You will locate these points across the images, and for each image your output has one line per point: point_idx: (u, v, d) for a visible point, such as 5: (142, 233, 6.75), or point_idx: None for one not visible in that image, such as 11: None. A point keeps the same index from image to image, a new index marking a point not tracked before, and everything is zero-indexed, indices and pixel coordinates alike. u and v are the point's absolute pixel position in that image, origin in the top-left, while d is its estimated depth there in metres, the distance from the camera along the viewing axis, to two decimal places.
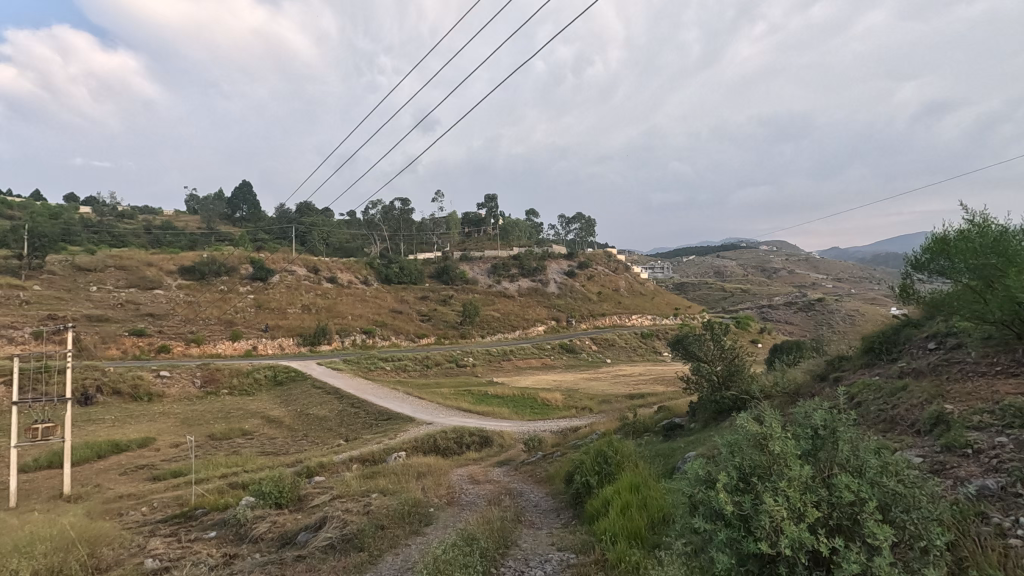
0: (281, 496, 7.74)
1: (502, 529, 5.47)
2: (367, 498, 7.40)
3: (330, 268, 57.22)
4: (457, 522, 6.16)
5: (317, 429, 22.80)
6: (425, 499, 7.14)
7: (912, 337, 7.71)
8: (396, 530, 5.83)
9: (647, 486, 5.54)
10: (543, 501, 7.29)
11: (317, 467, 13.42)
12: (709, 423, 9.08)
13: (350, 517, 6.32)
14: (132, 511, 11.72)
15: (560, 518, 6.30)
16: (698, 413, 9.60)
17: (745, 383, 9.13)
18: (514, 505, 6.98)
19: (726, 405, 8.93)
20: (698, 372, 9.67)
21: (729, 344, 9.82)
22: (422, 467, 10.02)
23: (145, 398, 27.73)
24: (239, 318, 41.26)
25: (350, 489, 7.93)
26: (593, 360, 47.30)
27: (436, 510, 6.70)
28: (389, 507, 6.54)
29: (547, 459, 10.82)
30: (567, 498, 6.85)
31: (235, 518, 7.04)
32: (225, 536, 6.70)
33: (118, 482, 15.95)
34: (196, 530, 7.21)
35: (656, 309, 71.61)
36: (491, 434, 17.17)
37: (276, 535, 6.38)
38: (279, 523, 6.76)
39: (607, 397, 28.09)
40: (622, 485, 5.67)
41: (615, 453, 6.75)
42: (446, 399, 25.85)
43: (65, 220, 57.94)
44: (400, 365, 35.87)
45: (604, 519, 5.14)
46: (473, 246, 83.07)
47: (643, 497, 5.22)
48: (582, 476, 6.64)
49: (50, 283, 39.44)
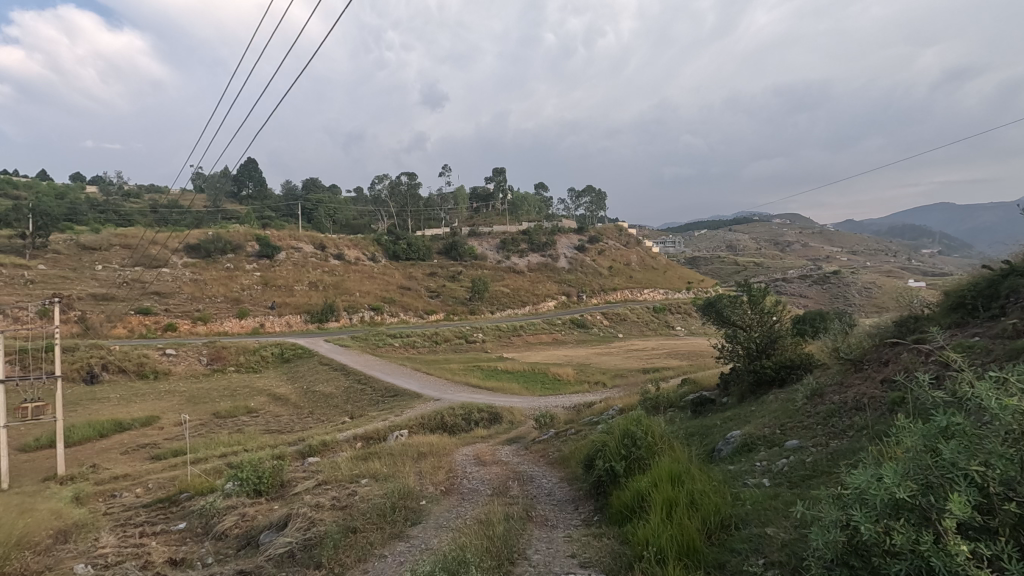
0: (260, 483, 6.97)
1: (505, 537, 4.62)
2: (354, 485, 6.67)
3: (337, 244, 56.69)
4: (451, 521, 5.31)
5: (323, 406, 22.27)
6: (418, 488, 6.33)
7: (1018, 287, 6.21)
8: (375, 535, 5.01)
9: (691, 475, 4.69)
10: (558, 490, 6.49)
11: (319, 446, 12.79)
12: (746, 397, 8.27)
13: (321, 514, 5.54)
14: (125, 493, 11.28)
15: (578, 513, 5.53)
16: (732, 386, 8.78)
17: (787, 351, 8.19)
18: (522, 496, 6.24)
19: (766, 376, 8.09)
20: (733, 339, 8.76)
21: (769, 308, 8.84)
22: (426, 446, 9.27)
23: (151, 375, 27.43)
24: (246, 296, 40.84)
25: (338, 474, 7.19)
26: (604, 334, 46.47)
27: (431, 504, 5.88)
28: (371, 501, 5.76)
29: (562, 437, 10.05)
30: (586, 487, 6.03)
31: (205, 509, 6.39)
32: (185, 534, 6.07)
33: (116, 461, 15.49)
34: (164, 522, 6.60)
35: (668, 283, 70.22)
36: (501, 410, 16.45)
37: (240, 534, 5.66)
38: (249, 516, 6.04)
39: (621, 371, 27.31)
40: (660, 473, 4.81)
41: (643, 432, 5.85)
42: (454, 375, 25.24)
43: (71, 200, 57.49)
44: (409, 341, 35.30)
45: (644, 525, 4.21)
46: (481, 221, 82.08)
47: (692, 494, 4.34)
48: (605, 462, 5.71)
49: (55, 263, 38.98)
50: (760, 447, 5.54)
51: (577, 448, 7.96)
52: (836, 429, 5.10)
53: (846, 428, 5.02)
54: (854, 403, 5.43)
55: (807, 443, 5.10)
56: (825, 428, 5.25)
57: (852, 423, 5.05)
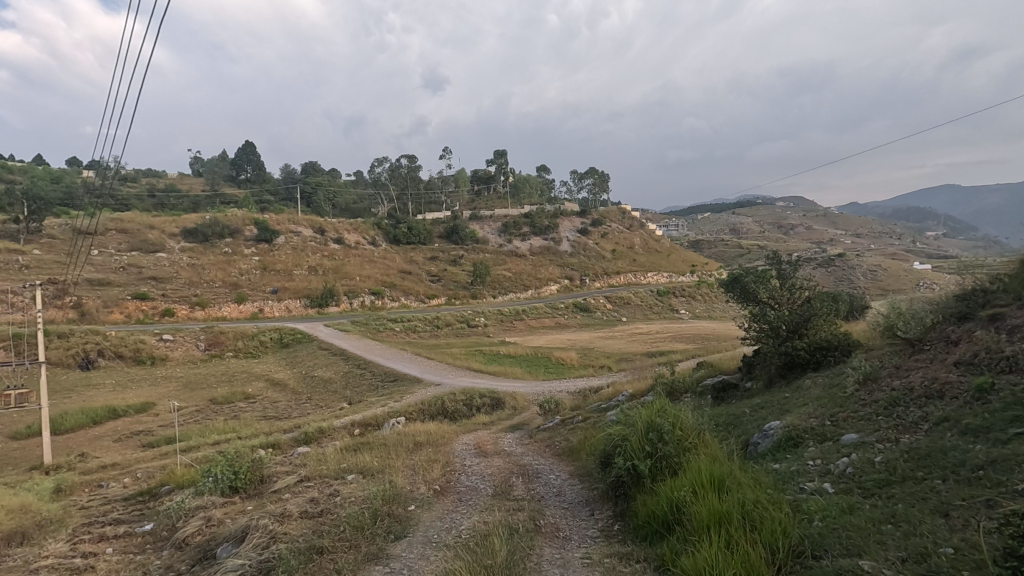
0: (237, 479, 6.41)
1: (511, 561, 4.01)
2: (339, 482, 6.17)
3: (337, 228, 56.02)
4: (444, 534, 4.71)
5: (321, 392, 21.78)
6: (407, 490, 5.77)
7: None
8: (347, 555, 4.40)
9: (737, 481, 4.16)
10: (569, 489, 5.95)
11: (315, 433, 12.27)
12: (775, 382, 7.60)
13: (288, 527, 4.96)
14: (111, 483, 10.83)
15: (595, 520, 4.99)
16: (758, 371, 8.20)
17: (822, 333, 7.57)
18: (527, 496, 5.72)
19: (800, 359, 7.45)
20: (762, 317, 8.17)
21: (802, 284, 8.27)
22: (423, 435, 8.67)
23: (148, 361, 26.94)
24: (245, 281, 40.31)
25: (323, 469, 6.67)
26: (608, 318, 45.86)
27: (420, 510, 5.30)
28: (348, 509, 5.23)
29: (568, 426, 9.45)
30: (602, 488, 5.48)
31: (172, 510, 5.89)
32: (146, 540, 5.56)
33: (106, 450, 15.00)
34: (130, 522, 6.13)
35: (672, 266, 69.30)
36: (503, 395, 15.94)
37: (203, 543, 5.07)
38: (215, 520, 5.46)
39: (626, 355, 26.75)
40: (702, 476, 4.27)
41: (671, 424, 5.29)
42: (456, 359, 24.72)
43: (67, 185, 56.70)
44: (410, 326, 34.77)
45: (693, 549, 3.57)
46: (482, 205, 81.16)
47: (746, 507, 3.78)
48: (624, 460, 5.12)
49: (50, 247, 38.32)
50: (809, 442, 5.01)
51: (587, 439, 7.43)
52: (904, 421, 4.61)
53: (918, 420, 4.53)
54: (923, 392, 4.94)
55: (868, 438, 4.61)
56: (889, 420, 4.76)
57: (924, 415, 4.57)
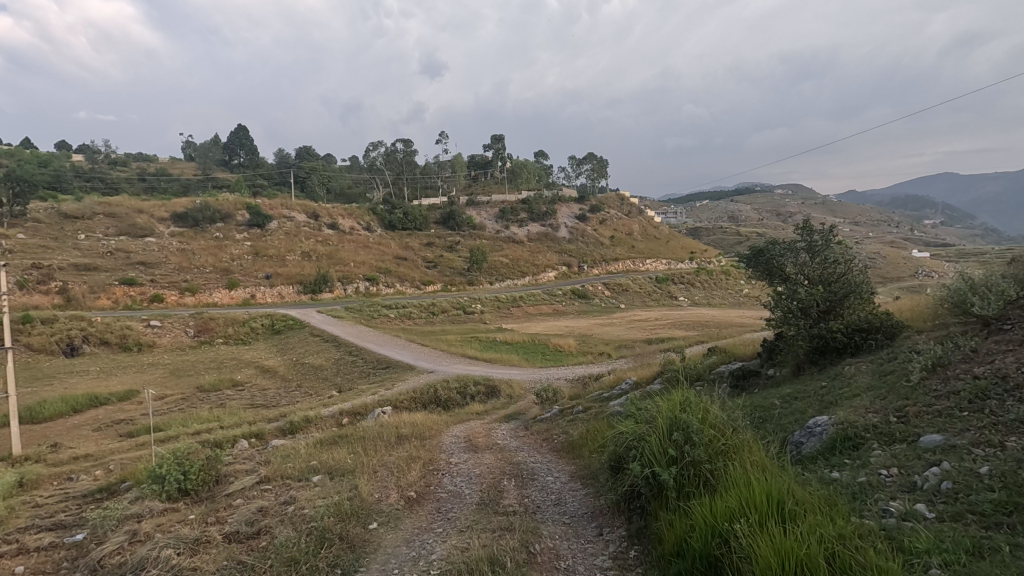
0: (187, 480, 5.92)
1: None
2: (292, 493, 5.50)
3: (331, 214, 55.14)
4: (407, 567, 3.97)
5: (311, 379, 21.16)
6: (375, 502, 5.10)
7: None
8: None
9: (798, 502, 3.50)
10: (570, 498, 5.28)
11: (301, 422, 11.62)
12: (804, 368, 7.20)
13: (199, 560, 4.21)
14: (80, 477, 10.15)
15: (605, 542, 4.30)
16: (784, 357, 7.75)
17: (861, 314, 7.05)
18: (517, 506, 5.08)
19: (835, 343, 6.95)
20: (794, 296, 7.56)
21: (835, 257, 7.64)
22: (409, 427, 8.00)
23: (135, 348, 26.21)
24: (236, 266, 39.47)
25: (287, 475, 6.06)
26: (606, 305, 45.16)
27: (382, 530, 4.60)
28: (293, 532, 4.51)
29: (568, 417, 8.83)
30: (611, 499, 4.84)
31: (105, 515, 5.31)
32: (67, 555, 4.86)
33: (82, 440, 14.30)
34: (64, 531, 5.52)
35: (670, 253, 68.51)
36: (499, 383, 15.30)
37: (120, 566, 4.34)
38: (138, 537, 4.76)
39: (625, 342, 26.05)
40: (754, 490, 3.63)
41: (700, 422, 4.65)
42: (451, 346, 24.01)
43: (55, 169, 55.45)
44: (405, 312, 34.06)
45: None
46: (479, 190, 80.10)
47: (825, 540, 3.08)
48: (640, 467, 4.47)
49: (35, 231, 37.38)
50: (874, 444, 4.50)
51: (589, 433, 6.80)
52: (1001, 420, 4.09)
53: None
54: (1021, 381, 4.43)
55: (957, 442, 4.06)
56: (981, 417, 4.24)
57: None
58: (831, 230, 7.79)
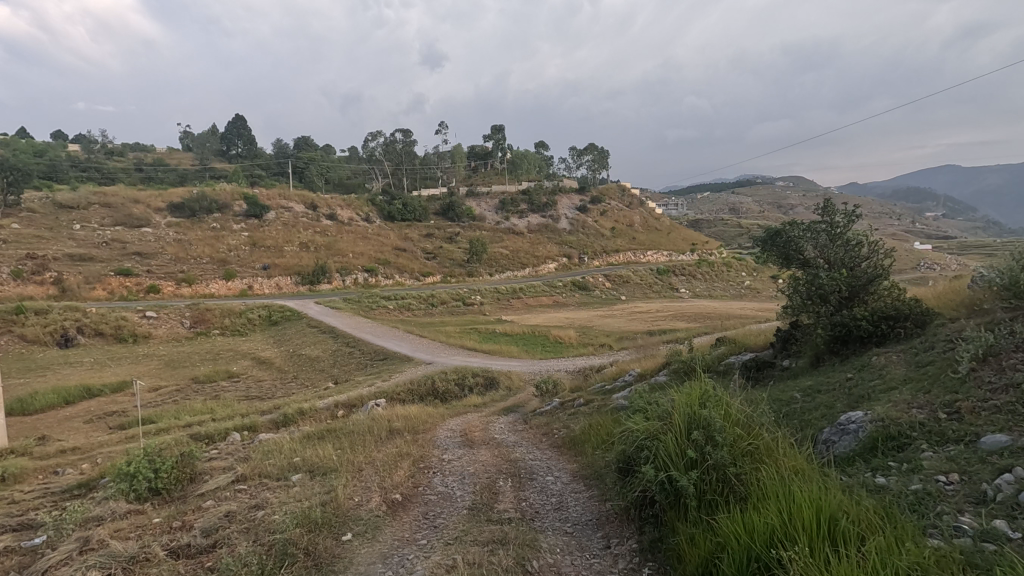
0: (158, 478, 5.61)
1: None
2: (261, 497, 5.13)
3: (329, 204, 54.64)
4: None
5: (308, 370, 20.82)
6: (353, 509, 4.74)
7: None
8: None
9: (854, 520, 3.13)
10: (573, 501, 4.97)
11: (295, 415, 11.30)
12: (824, 359, 6.89)
13: None
14: (65, 471, 9.82)
15: (613, 558, 3.95)
16: (801, 347, 7.43)
17: (888, 300, 6.75)
18: (513, 511, 4.75)
19: (860, 331, 6.63)
20: (814, 281, 7.22)
21: (856, 238, 7.32)
22: (401, 420, 7.65)
23: (130, 339, 25.89)
24: (234, 257, 39.08)
25: (264, 474, 5.71)
26: (607, 297, 44.81)
27: (358, 542, 4.25)
28: (254, 546, 4.13)
29: (568, 409, 8.49)
30: (619, 505, 4.49)
31: (68, 518, 4.97)
32: (18, 563, 4.51)
33: (72, 432, 13.99)
34: (24, 533, 5.17)
35: (672, 244, 68.04)
36: (498, 374, 15.02)
37: None
38: (90, 545, 4.39)
39: (626, 334, 25.67)
40: (797, 504, 3.27)
41: (721, 419, 4.31)
42: (450, 338, 23.64)
43: (50, 159, 54.84)
44: (404, 303, 33.71)
45: None
46: (479, 181, 79.57)
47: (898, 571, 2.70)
48: (654, 471, 4.13)
49: (30, 221, 36.95)
50: (924, 444, 4.18)
51: (592, 429, 6.47)
52: None
53: None
54: None
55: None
56: None
57: None
58: (853, 210, 7.45)
